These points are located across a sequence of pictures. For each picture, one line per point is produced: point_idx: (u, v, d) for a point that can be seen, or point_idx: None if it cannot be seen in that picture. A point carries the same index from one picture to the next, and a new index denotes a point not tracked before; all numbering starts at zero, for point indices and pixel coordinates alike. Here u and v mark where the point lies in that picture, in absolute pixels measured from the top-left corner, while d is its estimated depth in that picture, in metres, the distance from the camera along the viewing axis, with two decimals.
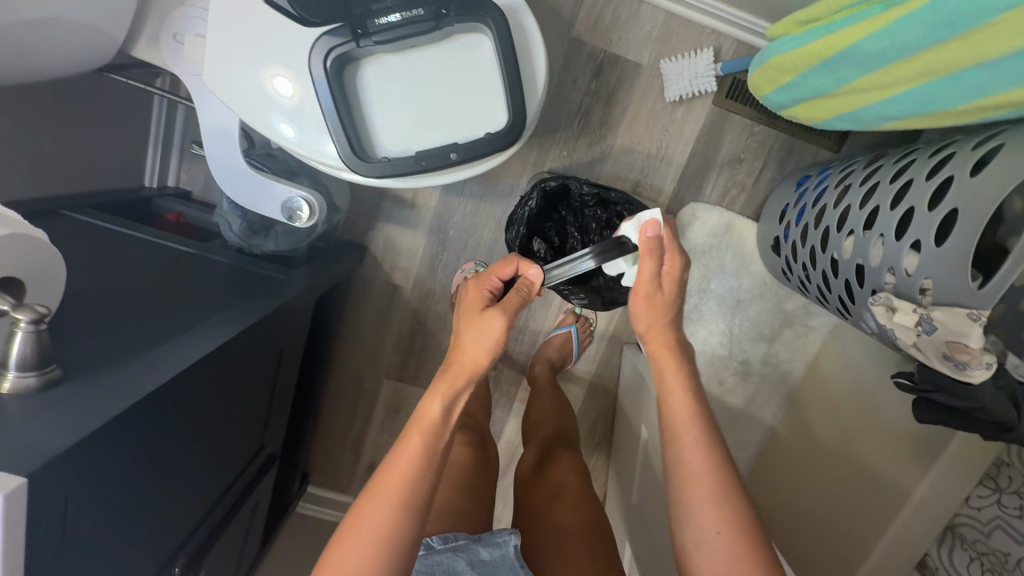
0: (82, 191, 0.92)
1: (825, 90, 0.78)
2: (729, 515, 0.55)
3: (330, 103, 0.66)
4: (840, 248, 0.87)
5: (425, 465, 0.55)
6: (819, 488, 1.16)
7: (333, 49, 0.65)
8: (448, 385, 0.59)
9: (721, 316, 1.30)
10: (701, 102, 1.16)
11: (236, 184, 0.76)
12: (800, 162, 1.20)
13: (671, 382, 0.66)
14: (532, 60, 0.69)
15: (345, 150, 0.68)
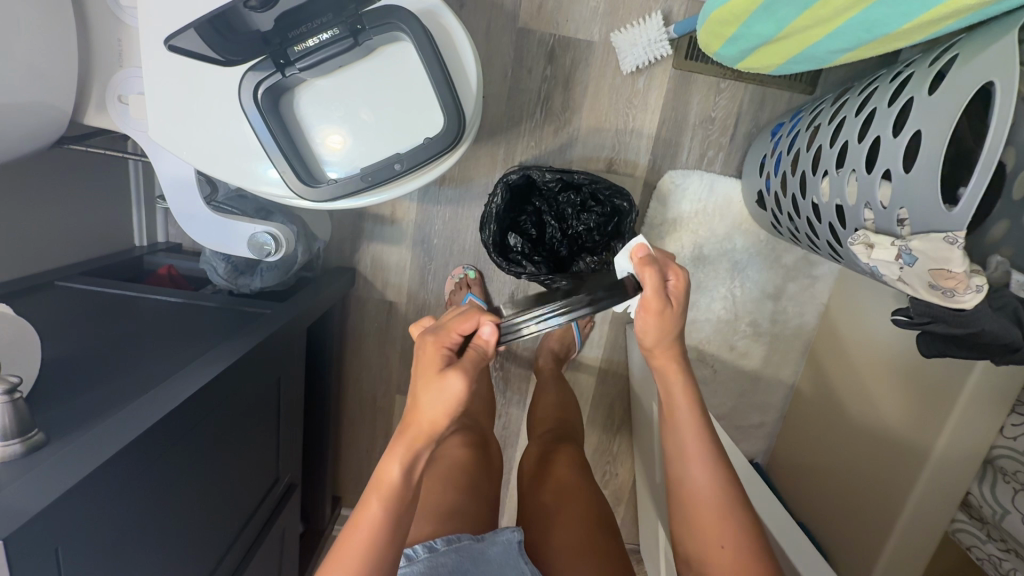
0: (74, 260, 0.96)
1: (769, 33, 0.76)
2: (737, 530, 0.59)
3: (270, 136, 0.68)
4: (817, 191, 0.83)
5: (379, 528, 0.52)
6: (848, 442, 1.12)
7: (261, 82, 0.67)
8: (404, 453, 0.53)
9: (722, 280, 1.27)
10: (660, 68, 1.14)
11: (202, 228, 0.78)
12: (774, 111, 1.16)
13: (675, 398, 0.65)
14: (461, 58, 0.70)
15: (291, 179, 0.71)
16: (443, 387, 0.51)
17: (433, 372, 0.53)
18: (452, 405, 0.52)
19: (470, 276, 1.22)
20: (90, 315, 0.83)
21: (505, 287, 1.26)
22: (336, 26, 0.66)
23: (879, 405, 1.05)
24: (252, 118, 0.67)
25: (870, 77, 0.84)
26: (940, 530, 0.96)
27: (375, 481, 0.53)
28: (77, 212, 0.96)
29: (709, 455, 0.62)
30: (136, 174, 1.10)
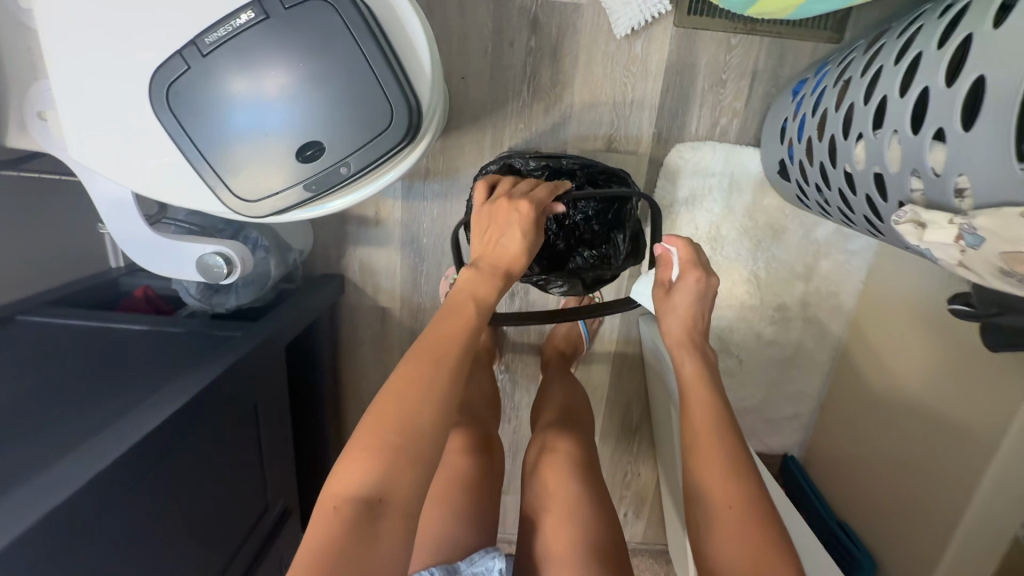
0: (38, 290, 0.91)
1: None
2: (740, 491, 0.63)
3: (192, 144, 0.59)
4: (852, 158, 0.71)
5: (453, 339, 0.65)
6: (901, 434, 0.99)
7: (169, 86, 0.57)
8: (488, 278, 0.71)
9: (743, 262, 1.14)
10: (660, 28, 1.00)
11: (149, 253, 0.70)
12: (795, 66, 1.02)
13: (690, 375, 0.74)
14: (408, 36, 0.60)
15: (225, 191, 0.62)
16: (516, 217, 0.74)
17: (501, 215, 0.75)
18: (520, 239, 0.73)
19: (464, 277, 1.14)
20: (48, 355, 0.79)
21: None
22: (248, 9, 0.55)
23: (934, 396, 0.92)
24: (171, 128, 0.59)
25: (911, 16, 0.69)
26: (1006, 537, 0.83)
27: (456, 301, 0.69)
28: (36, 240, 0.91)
29: (720, 430, 0.68)
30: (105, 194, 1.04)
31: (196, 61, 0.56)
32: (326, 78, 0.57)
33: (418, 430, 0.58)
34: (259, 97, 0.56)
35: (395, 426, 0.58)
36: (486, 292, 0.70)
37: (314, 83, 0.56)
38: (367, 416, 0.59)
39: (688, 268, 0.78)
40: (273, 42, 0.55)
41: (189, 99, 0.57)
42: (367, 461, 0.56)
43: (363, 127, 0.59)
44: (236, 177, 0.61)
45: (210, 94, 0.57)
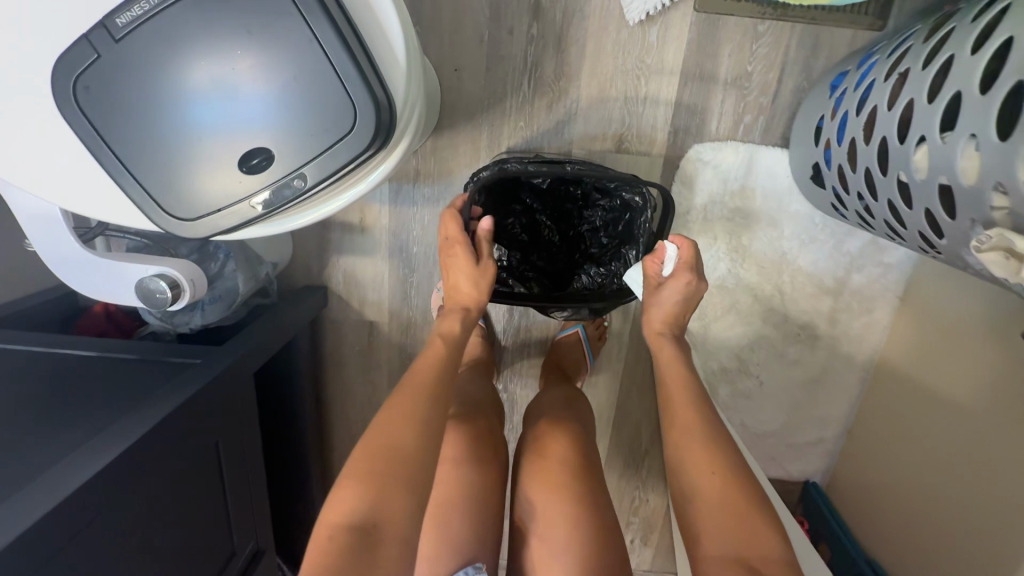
0: None
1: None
2: (721, 459, 0.63)
3: (112, 154, 0.50)
4: (910, 166, 0.60)
5: (429, 372, 0.68)
6: (942, 473, 0.87)
7: (75, 79, 0.47)
8: (453, 316, 0.76)
9: (766, 275, 1.03)
10: (678, 14, 0.89)
11: (79, 273, 0.60)
12: (831, 57, 0.90)
13: (666, 358, 0.74)
14: (371, 14, 0.49)
15: (154, 206, 0.52)
16: (454, 258, 0.75)
17: (447, 253, 0.76)
18: (466, 278, 0.76)
19: None
20: None
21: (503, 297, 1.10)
22: None
23: (987, 437, 0.79)
24: (84, 135, 0.49)
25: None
26: None
27: (427, 341, 0.74)
28: None
29: (692, 403, 0.69)
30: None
31: (107, 48, 0.47)
32: (270, 66, 0.47)
33: (403, 453, 0.59)
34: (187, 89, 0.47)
35: (380, 452, 0.59)
36: (450, 326, 0.75)
37: (254, 71, 0.47)
38: (357, 447, 0.61)
39: (681, 268, 0.73)
40: (200, 24, 0.46)
41: (104, 96, 0.48)
42: (355, 488, 0.57)
43: (317, 128, 0.49)
44: (169, 193, 0.51)
45: (129, 90, 0.48)
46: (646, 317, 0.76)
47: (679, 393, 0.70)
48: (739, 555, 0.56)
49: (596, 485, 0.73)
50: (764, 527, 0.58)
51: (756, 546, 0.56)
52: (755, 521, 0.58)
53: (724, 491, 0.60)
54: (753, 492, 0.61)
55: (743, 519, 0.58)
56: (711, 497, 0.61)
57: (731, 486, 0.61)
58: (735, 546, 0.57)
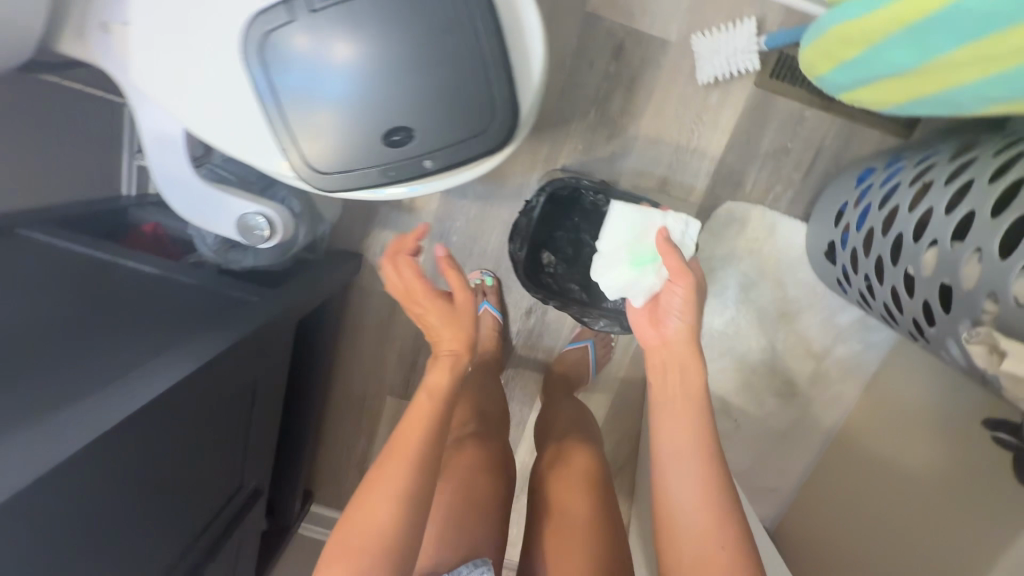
0: (45, 204, 0.85)
1: (891, 67, 0.63)
2: (706, 469, 0.59)
3: (269, 104, 0.54)
4: (920, 262, 0.71)
5: (418, 431, 0.66)
6: (877, 527, 0.97)
7: (261, 35, 0.51)
8: (436, 365, 0.73)
9: (762, 329, 1.14)
10: (740, 85, 0.99)
11: (184, 195, 0.66)
12: (860, 151, 1.02)
13: (678, 364, 0.66)
14: (524, 38, 0.56)
15: (294, 156, 0.57)
16: (432, 315, 0.73)
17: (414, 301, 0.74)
18: (453, 326, 0.73)
19: (487, 283, 1.13)
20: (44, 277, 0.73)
21: (523, 300, 1.18)
22: None
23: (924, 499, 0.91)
24: (253, 80, 0.53)
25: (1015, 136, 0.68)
26: None
27: (415, 392, 0.72)
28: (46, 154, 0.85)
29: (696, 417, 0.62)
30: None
31: (299, 14, 0.50)
32: (439, 70, 0.52)
33: (379, 527, 0.60)
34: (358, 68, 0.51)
35: (382, 510, 0.60)
36: (438, 380, 0.71)
37: (426, 72, 0.52)
38: (343, 522, 0.62)
39: (670, 253, 0.66)
40: (392, 14, 0.50)
41: (280, 54, 0.51)
42: (344, 562, 0.58)
43: (464, 131, 0.55)
44: (313, 147, 0.56)
45: (304, 54, 0.51)
46: (663, 308, 0.68)
47: (678, 394, 0.64)
48: (707, 555, 0.55)
49: (609, 499, 0.79)
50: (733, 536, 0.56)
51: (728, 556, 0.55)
52: (729, 528, 0.56)
53: (704, 507, 0.57)
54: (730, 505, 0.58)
55: (716, 534, 0.56)
56: (694, 503, 0.58)
57: (707, 499, 0.58)
58: (709, 548, 0.55)
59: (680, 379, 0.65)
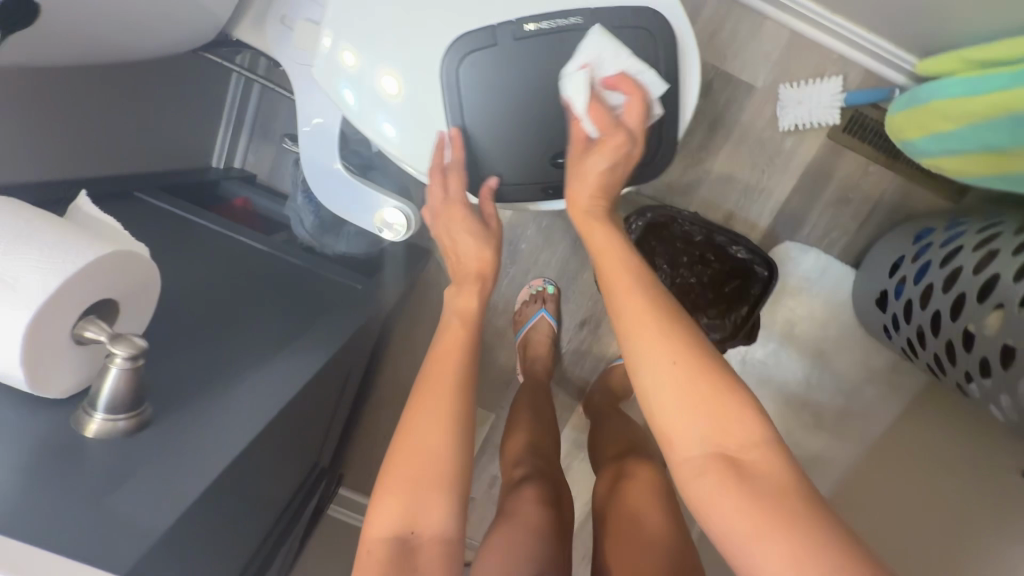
0: (151, 165, 0.86)
1: (986, 144, 0.70)
2: (682, 341, 0.50)
3: (456, 116, 0.61)
4: (982, 322, 0.79)
5: (450, 370, 0.62)
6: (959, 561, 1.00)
7: (465, 55, 0.58)
8: (468, 290, 0.66)
9: (803, 364, 1.20)
10: (815, 134, 1.06)
11: (331, 188, 0.73)
12: (913, 209, 1.09)
13: (631, 308, 0.52)
14: (686, 88, 0.62)
15: (472, 164, 0.64)
16: (456, 228, 0.65)
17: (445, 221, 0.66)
18: (470, 242, 0.66)
19: (549, 291, 1.18)
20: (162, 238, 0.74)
21: (578, 311, 1.23)
22: (575, 14, 0.58)
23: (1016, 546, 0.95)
24: (449, 93, 0.60)
25: None
26: None
27: (443, 325, 0.66)
28: (160, 116, 0.87)
29: (662, 343, 0.50)
30: (254, 100, 1.06)
31: (506, 43, 0.58)
32: (615, 101, 0.60)
33: (430, 461, 0.58)
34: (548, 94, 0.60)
35: (409, 469, 0.57)
36: (467, 303, 0.65)
37: (603, 104, 0.61)
38: (386, 467, 0.58)
39: (614, 130, 0.57)
40: (584, 53, 0.58)
41: (481, 73, 0.59)
42: (402, 499, 0.56)
43: None
44: (487, 157, 0.64)
45: (503, 76, 0.60)
46: (568, 203, 0.61)
47: (631, 283, 0.54)
48: (716, 449, 0.47)
49: (677, 514, 0.81)
50: (738, 412, 0.47)
51: (734, 440, 0.47)
52: (727, 404, 0.47)
53: (699, 417, 0.48)
54: (722, 371, 0.49)
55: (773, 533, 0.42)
56: (672, 390, 0.49)
57: (696, 376, 0.48)
58: (709, 440, 0.47)
59: (633, 322, 0.52)
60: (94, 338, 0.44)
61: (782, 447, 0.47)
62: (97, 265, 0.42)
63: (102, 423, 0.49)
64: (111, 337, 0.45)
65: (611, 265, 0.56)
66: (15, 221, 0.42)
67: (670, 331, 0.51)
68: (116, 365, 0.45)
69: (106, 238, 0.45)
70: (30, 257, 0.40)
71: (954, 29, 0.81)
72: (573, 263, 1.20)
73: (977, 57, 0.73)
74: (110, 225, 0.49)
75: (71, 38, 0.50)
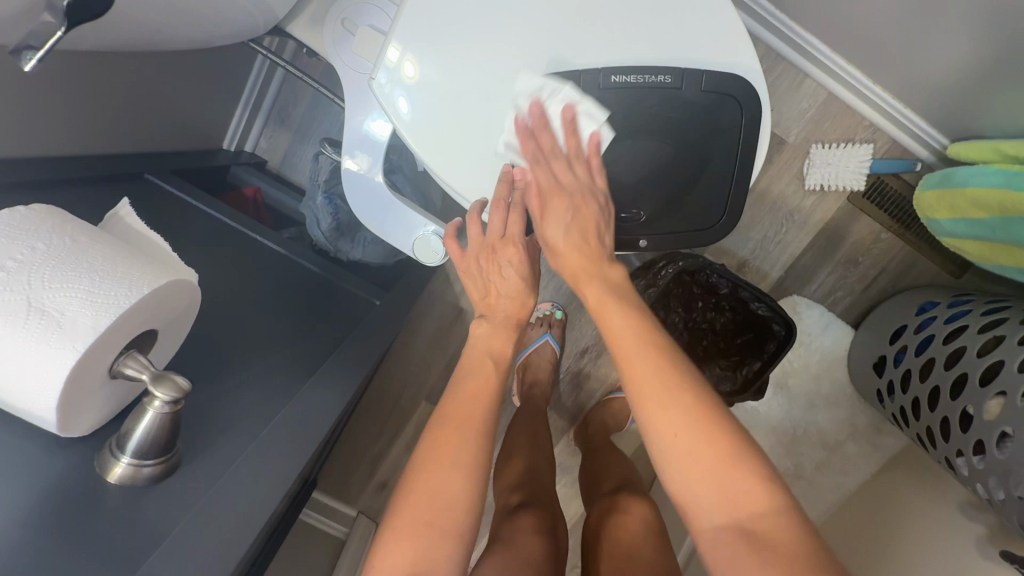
0: (163, 137, 0.80)
1: (1015, 241, 0.72)
2: (687, 404, 0.47)
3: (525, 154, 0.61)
4: (984, 405, 0.80)
5: (481, 398, 0.53)
6: None
7: (544, 98, 0.59)
8: (504, 332, 0.59)
9: (795, 417, 1.19)
10: (835, 195, 1.09)
11: (365, 200, 0.73)
12: (915, 280, 1.12)
13: (638, 369, 0.50)
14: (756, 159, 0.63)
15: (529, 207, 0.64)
16: (508, 266, 0.58)
17: (495, 257, 0.58)
18: (521, 286, 0.59)
19: (556, 316, 1.17)
20: (179, 222, 0.69)
21: (581, 339, 1.22)
22: (665, 73, 0.58)
23: None
24: (521, 131, 0.60)
25: None
26: None
27: (474, 361, 0.57)
28: (190, 87, 0.82)
29: (684, 408, 0.47)
30: (276, 86, 1.01)
31: (592, 91, 0.58)
32: (688, 155, 0.61)
33: (450, 499, 0.48)
34: (621, 141, 0.61)
35: (425, 501, 0.47)
36: (503, 346, 0.58)
37: (671, 162, 0.62)
38: (399, 497, 0.49)
39: (528, 143, 0.59)
40: (664, 108, 0.59)
41: (559, 116, 0.60)
42: (414, 539, 0.46)
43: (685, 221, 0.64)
44: None
45: (580, 122, 0.60)
46: (556, 260, 0.58)
47: (630, 344, 0.51)
48: (727, 521, 0.45)
49: (669, 550, 0.75)
50: (744, 478, 0.45)
51: (748, 508, 0.44)
52: (729, 471, 0.45)
53: (721, 481, 0.45)
54: (727, 430, 0.46)
55: None
56: (676, 460, 0.47)
57: (704, 449, 0.46)
58: (720, 513, 0.45)
59: (637, 388, 0.49)
60: (134, 375, 0.42)
61: (796, 507, 0.44)
62: (149, 299, 0.40)
63: (129, 468, 0.46)
64: (153, 377, 0.43)
65: (610, 324, 0.53)
66: (68, 241, 0.40)
67: (687, 395, 0.48)
68: (156, 408, 0.43)
69: (161, 265, 0.43)
70: (82, 288, 0.38)
71: (986, 119, 0.85)
72: (583, 291, 1.20)
73: (1010, 154, 0.76)
74: (160, 248, 0.48)
75: (132, 18, 0.47)
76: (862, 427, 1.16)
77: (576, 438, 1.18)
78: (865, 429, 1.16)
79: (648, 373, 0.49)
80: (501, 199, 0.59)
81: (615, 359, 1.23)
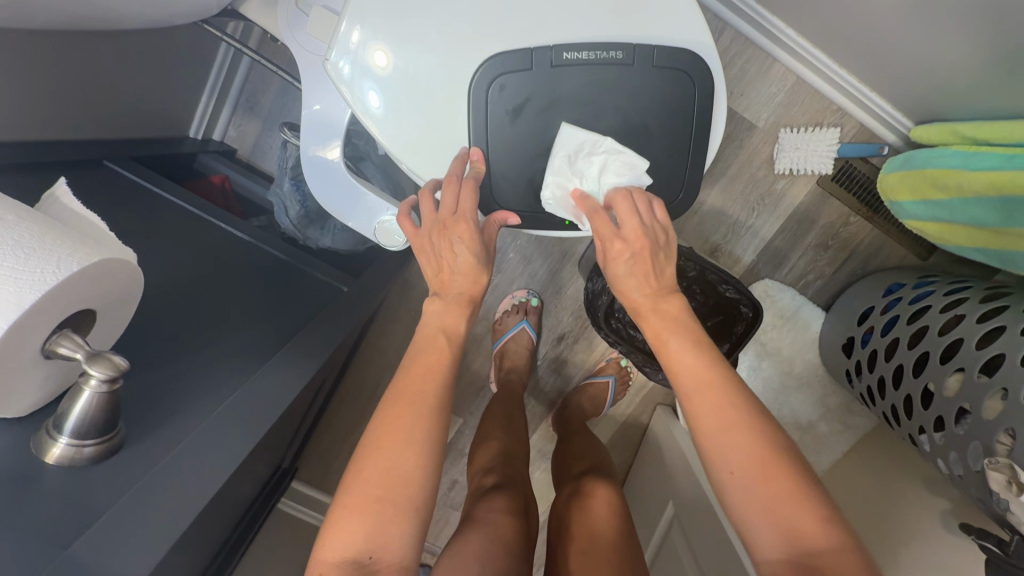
0: (121, 123, 0.79)
1: (974, 218, 0.74)
2: (748, 438, 0.47)
3: (482, 134, 0.62)
4: (943, 382, 0.82)
5: (433, 373, 0.54)
6: None
7: (497, 77, 0.59)
8: (457, 309, 0.58)
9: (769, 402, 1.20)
10: (805, 179, 1.10)
11: (327, 185, 0.73)
12: (884, 262, 1.13)
13: (696, 387, 0.50)
14: (711, 135, 0.64)
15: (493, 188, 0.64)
16: (459, 242, 0.57)
17: (446, 233, 0.58)
18: (473, 263, 0.58)
19: (531, 303, 1.18)
20: (136, 209, 0.69)
21: (558, 325, 1.23)
22: (616, 50, 0.59)
23: None
24: (476, 110, 0.61)
25: None
26: None
27: (427, 339, 0.57)
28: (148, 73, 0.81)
29: (747, 425, 0.48)
30: (242, 74, 0.99)
31: (543, 67, 0.59)
32: (643, 133, 0.62)
33: (398, 475, 0.48)
34: (578, 120, 0.61)
35: (374, 478, 0.48)
36: (457, 325, 0.58)
37: (629, 140, 0.62)
38: (350, 475, 0.49)
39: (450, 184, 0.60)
40: (617, 86, 0.60)
41: (513, 95, 0.60)
42: (362, 516, 0.46)
43: None
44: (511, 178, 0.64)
45: (533, 100, 0.61)
46: (618, 294, 0.56)
47: (698, 382, 0.50)
48: (784, 554, 0.45)
49: (635, 543, 0.75)
50: (807, 514, 0.45)
51: (801, 540, 0.44)
52: (792, 506, 0.45)
53: (778, 503, 0.45)
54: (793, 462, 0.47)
55: None
56: (745, 494, 0.46)
57: (766, 469, 0.46)
58: (778, 546, 0.45)
59: (695, 403, 0.50)
60: (67, 355, 0.42)
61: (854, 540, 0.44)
62: (78, 276, 0.40)
63: (66, 449, 0.46)
64: (88, 356, 0.43)
65: (659, 331, 0.54)
66: None
67: (748, 417, 0.48)
68: (90, 388, 0.43)
69: (95, 244, 0.43)
70: (4, 264, 0.37)
71: (945, 101, 0.87)
72: (559, 277, 1.20)
73: (970, 133, 0.77)
74: (99, 227, 0.47)
75: None
76: (833, 408, 1.18)
77: (553, 424, 1.19)
78: (836, 409, 1.18)
79: (716, 398, 0.49)
80: (452, 176, 0.60)
81: (591, 345, 1.23)
